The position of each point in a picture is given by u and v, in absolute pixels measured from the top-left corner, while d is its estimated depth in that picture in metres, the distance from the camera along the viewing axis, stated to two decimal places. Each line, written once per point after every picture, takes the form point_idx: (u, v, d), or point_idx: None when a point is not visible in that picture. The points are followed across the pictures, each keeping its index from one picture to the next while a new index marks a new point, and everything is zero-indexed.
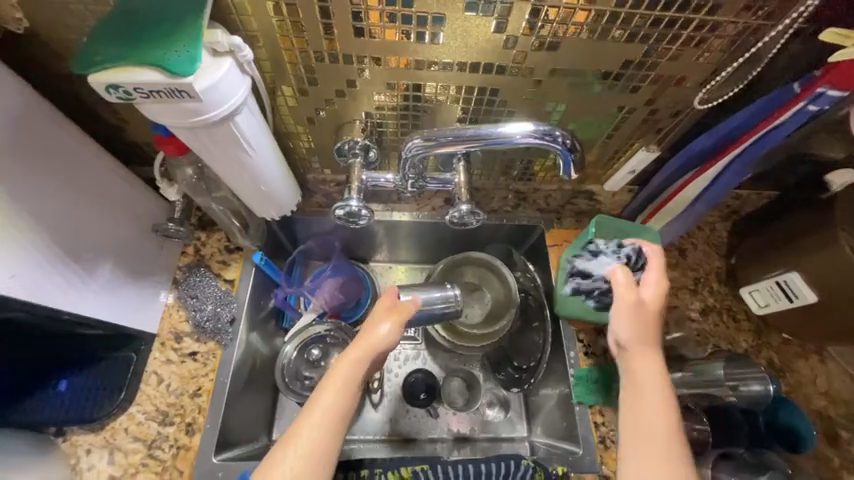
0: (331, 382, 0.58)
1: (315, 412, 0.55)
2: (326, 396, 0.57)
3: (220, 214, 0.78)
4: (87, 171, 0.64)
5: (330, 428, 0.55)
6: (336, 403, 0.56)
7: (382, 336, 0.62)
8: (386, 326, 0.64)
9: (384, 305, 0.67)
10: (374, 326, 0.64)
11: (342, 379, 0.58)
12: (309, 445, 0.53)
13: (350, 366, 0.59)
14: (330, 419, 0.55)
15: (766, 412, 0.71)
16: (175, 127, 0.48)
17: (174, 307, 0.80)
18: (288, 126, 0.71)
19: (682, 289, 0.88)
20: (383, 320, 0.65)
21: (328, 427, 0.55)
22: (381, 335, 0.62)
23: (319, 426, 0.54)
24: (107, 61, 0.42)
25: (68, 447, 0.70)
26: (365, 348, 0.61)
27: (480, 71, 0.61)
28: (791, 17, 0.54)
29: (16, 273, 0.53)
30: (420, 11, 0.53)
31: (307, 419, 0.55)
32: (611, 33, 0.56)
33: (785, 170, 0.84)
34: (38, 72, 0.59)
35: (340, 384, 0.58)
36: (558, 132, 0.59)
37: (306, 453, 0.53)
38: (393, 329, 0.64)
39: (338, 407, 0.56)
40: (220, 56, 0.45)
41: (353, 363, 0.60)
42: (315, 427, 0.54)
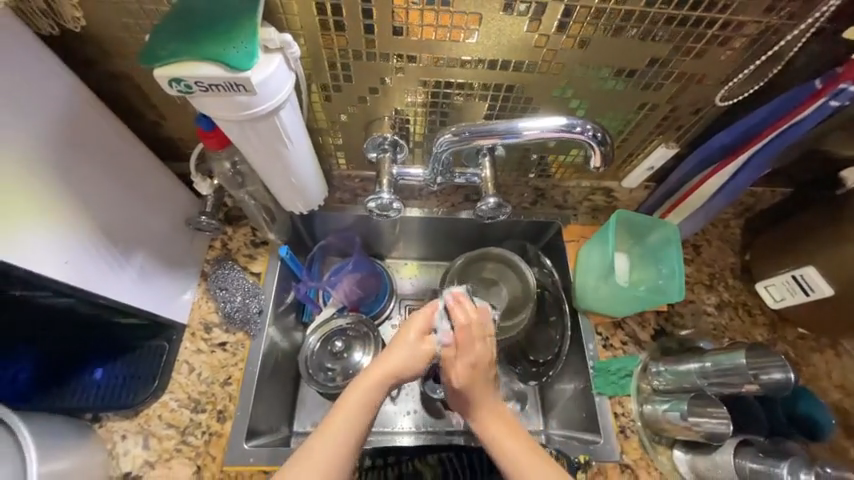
0: (349, 404, 0.56)
1: (331, 435, 0.53)
2: (341, 418, 0.54)
3: (253, 209, 0.81)
4: (126, 163, 0.66)
5: (343, 456, 0.52)
6: (351, 429, 0.54)
7: (402, 358, 0.60)
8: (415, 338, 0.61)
9: (414, 327, 0.63)
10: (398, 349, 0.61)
11: (361, 405, 0.56)
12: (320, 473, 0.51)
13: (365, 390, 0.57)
14: (343, 445, 0.53)
15: (786, 403, 0.75)
16: (227, 119, 0.51)
17: (202, 299, 0.82)
18: (319, 121, 0.73)
19: (697, 284, 0.89)
20: (417, 348, 0.61)
21: (341, 452, 0.52)
22: (400, 359, 0.59)
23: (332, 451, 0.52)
24: (170, 56, 0.45)
25: (105, 432, 0.72)
26: (389, 365, 0.59)
27: (510, 68, 0.63)
28: (814, 17, 0.56)
29: (70, 259, 0.57)
30: (458, 11, 0.55)
31: (321, 444, 0.53)
32: (639, 33, 0.59)
33: (801, 167, 0.86)
34: (92, 69, 0.63)
35: (358, 408, 0.55)
36: (589, 125, 0.61)
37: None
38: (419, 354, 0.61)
39: (354, 432, 0.54)
40: (271, 52, 0.48)
41: (371, 388, 0.57)
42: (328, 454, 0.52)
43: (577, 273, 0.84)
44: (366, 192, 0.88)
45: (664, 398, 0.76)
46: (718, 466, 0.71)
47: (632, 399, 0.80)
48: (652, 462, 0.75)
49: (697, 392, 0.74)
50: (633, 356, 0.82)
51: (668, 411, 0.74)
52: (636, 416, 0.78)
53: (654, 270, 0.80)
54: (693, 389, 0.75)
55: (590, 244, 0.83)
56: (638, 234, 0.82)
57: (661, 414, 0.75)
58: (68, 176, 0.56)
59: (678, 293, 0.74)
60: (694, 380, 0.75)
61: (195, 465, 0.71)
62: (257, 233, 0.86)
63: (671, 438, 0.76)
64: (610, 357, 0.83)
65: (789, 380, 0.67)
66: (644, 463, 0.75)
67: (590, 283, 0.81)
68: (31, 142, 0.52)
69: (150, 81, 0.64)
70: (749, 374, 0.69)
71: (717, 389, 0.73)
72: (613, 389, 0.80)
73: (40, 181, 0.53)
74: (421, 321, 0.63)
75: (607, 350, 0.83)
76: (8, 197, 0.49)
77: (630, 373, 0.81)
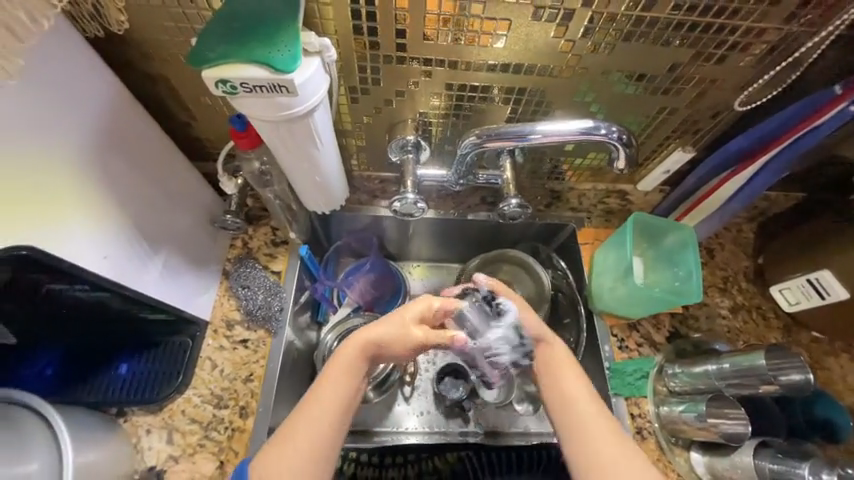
0: (332, 376, 0.57)
1: (316, 406, 0.56)
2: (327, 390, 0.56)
3: (277, 208, 0.82)
4: (157, 160, 0.68)
5: (328, 426, 0.55)
6: (335, 401, 0.56)
7: (386, 333, 0.60)
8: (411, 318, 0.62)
9: (403, 312, 0.62)
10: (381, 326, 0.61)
11: (343, 377, 0.57)
12: (308, 439, 0.54)
13: (348, 360, 0.58)
14: (330, 412, 0.56)
15: (803, 405, 0.76)
16: (268, 120, 0.55)
17: (225, 296, 0.83)
18: (343, 123, 0.75)
19: (711, 287, 0.90)
20: (407, 331, 0.61)
21: (327, 422, 0.55)
22: (385, 333, 0.60)
23: (319, 420, 0.55)
24: (219, 59, 0.49)
25: (130, 427, 0.73)
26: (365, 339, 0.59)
27: (533, 73, 0.65)
28: (835, 24, 0.58)
29: (108, 254, 0.59)
30: (488, 17, 0.58)
31: (304, 417, 0.55)
32: (663, 39, 0.61)
33: (814, 172, 0.87)
34: (132, 71, 0.66)
35: (342, 379, 0.57)
36: (614, 128, 0.63)
37: (306, 445, 0.54)
38: (404, 332, 0.60)
39: (339, 401, 0.56)
40: (310, 55, 0.52)
41: (353, 363, 0.58)
42: (315, 423, 0.55)
43: (592, 275, 0.86)
44: (384, 193, 0.90)
45: (680, 399, 0.77)
46: (737, 466, 0.71)
47: (649, 400, 0.80)
48: (670, 464, 0.76)
49: (714, 393, 0.74)
50: (649, 357, 0.83)
51: (684, 412, 0.75)
52: (654, 417, 0.79)
53: (671, 273, 0.81)
54: (709, 390, 0.76)
55: (606, 247, 0.84)
56: (655, 238, 0.83)
57: (677, 415, 0.76)
58: (108, 174, 0.58)
59: (697, 295, 0.74)
60: (712, 382, 0.76)
61: (218, 460, 0.72)
62: (278, 233, 0.88)
63: (689, 440, 0.77)
64: (626, 359, 0.83)
65: (808, 381, 0.68)
66: (662, 464, 0.76)
67: (606, 284, 0.82)
68: (78, 141, 0.54)
69: (186, 82, 0.67)
70: (768, 375, 0.70)
71: (735, 390, 0.74)
72: (629, 390, 0.80)
73: (84, 179, 0.55)
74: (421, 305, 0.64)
75: (622, 352, 0.83)
76: (56, 194, 0.52)
77: (647, 374, 0.81)
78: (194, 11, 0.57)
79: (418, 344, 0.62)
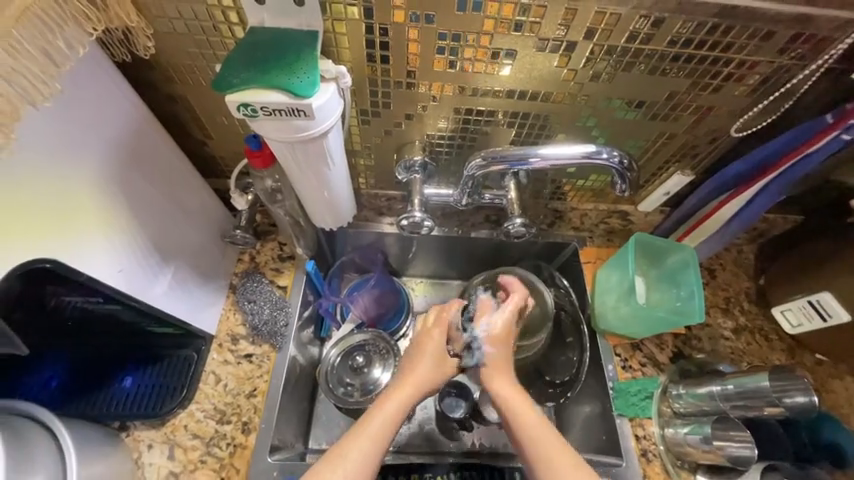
0: (375, 414, 0.60)
1: (361, 435, 0.58)
2: (375, 419, 0.59)
3: (286, 223, 0.84)
4: (175, 180, 0.70)
5: (372, 450, 0.57)
6: (380, 428, 0.59)
7: (426, 369, 0.66)
8: (439, 351, 0.68)
9: (431, 330, 0.70)
10: (413, 358, 0.68)
11: (395, 404, 0.61)
12: (355, 463, 0.55)
13: (399, 393, 0.63)
14: (369, 445, 0.57)
15: (809, 428, 0.76)
16: (281, 141, 0.57)
17: (231, 310, 0.84)
18: (353, 143, 0.78)
19: (713, 307, 0.90)
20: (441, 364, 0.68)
21: (372, 446, 0.57)
22: (425, 372, 0.66)
23: (367, 444, 0.57)
24: (241, 85, 0.51)
25: (131, 441, 0.72)
26: (412, 386, 0.64)
27: (538, 99, 0.68)
28: (824, 59, 0.61)
29: (123, 268, 0.61)
30: (495, 47, 0.61)
31: (352, 443, 0.57)
32: (659, 70, 0.64)
33: (811, 196, 0.89)
34: (155, 94, 0.69)
35: (392, 409, 0.61)
36: (615, 152, 0.65)
37: (355, 468, 0.55)
38: (431, 353, 0.68)
39: (386, 428, 0.59)
40: (327, 81, 0.55)
41: (400, 401, 0.62)
42: (363, 449, 0.56)
43: (595, 294, 0.87)
44: (391, 211, 0.91)
45: (685, 421, 0.76)
46: None
47: (653, 422, 0.79)
48: None
49: (720, 416, 0.74)
50: (653, 378, 0.82)
51: (688, 434, 0.74)
52: (659, 440, 0.78)
53: (673, 293, 0.82)
54: (714, 412, 0.76)
55: (608, 266, 0.86)
56: (656, 258, 0.84)
57: (682, 437, 0.75)
58: (127, 191, 0.61)
59: (699, 315, 0.75)
60: (716, 403, 0.75)
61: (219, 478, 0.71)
62: (285, 248, 0.89)
63: (694, 463, 0.76)
64: (629, 379, 0.82)
65: (812, 403, 0.68)
66: None
67: (609, 304, 0.83)
68: (101, 160, 0.56)
69: (204, 105, 0.70)
70: (773, 397, 0.70)
71: (741, 412, 0.74)
72: (634, 411, 0.79)
73: (106, 197, 0.58)
74: (436, 335, 0.69)
75: (626, 371, 0.83)
76: (79, 209, 0.54)
77: (651, 395, 0.80)
78: (217, 39, 0.61)
79: (442, 360, 0.68)
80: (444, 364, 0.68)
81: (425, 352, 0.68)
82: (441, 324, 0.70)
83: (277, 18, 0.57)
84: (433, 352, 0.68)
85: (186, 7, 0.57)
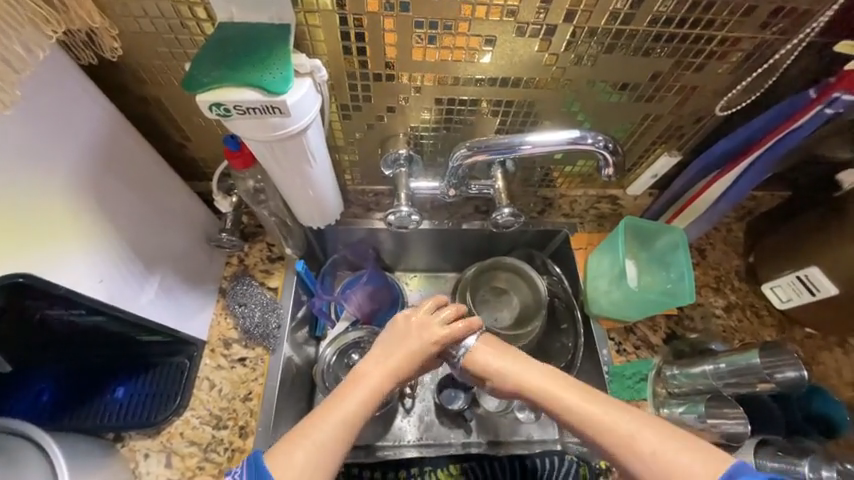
0: (348, 394, 0.61)
1: (332, 414, 0.58)
2: (347, 402, 0.60)
3: (272, 224, 0.83)
4: (154, 184, 0.68)
5: (345, 428, 0.57)
6: (354, 409, 0.59)
7: (404, 354, 0.67)
8: (419, 339, 0.69)
9: (429, 320, 0.70)
10: (397, 343, 0.68)
11: (370, 386, 0.63)
12: (321, 440, 0.55)
13: (374, 376, 0.64)
14: (339, 427, 0.57)
15: (800, 401, 0.77)
16: (259, 140, 0.56)
17: (222, 315, 0.82)
18: (336, 139, 0.76)
19: (704, 287, 0.91)
20: (420, 353, 0.68)
21: (342, 426, 0.57)
22: (405, 356, 0.67)
23: (336, 423, 0.57)
24: (210, 84, 0.50)
25: (128, 452, 0.72)
26: (386, 371, 0.65)
27: (520, 86, 0.67)
28: (805, 32, 0.61)
29: (103, 277, 0.60)
30: (474, 33, 0.59)
31: (319, 424, 0.57)
32: (640, 51, 0.63)
33: (797, 172, 0.89)
34: (127, 96, 0.67)
35: (366, 390, 0.62)
36: (600, 137, 0.65)
37: (318, 447, 0.55)
38: (426, 340, 0.68)
39: (358, 409, 0.60)
40: (302, 76, 0.53)
41: (375, 385, 0.63)
42: (334, 428, 0.57)
43: (588, 279, 0.87)
44: (379, 206, 0.90)
45: (680, 401, 0.78)
46: None
47: (649, 403, 0.80)
48: None
49: (713, 394, 0.75)
50: (647, 359, 0.83)
51: (684, 414, 0.75)
52: None
53: (664, 275, 0.82)
54: (707, 390, 0.77)
55: (600, 250, 0.86)
56: (647, 240, 0.84)
57: (678, 417, 0.76)
58: (102, 198, 0.59)
59: (689, 296, 0.75)
60: (709, 382, 0.76)
61: None
62: (273, 249, 0.88)
63: None
64: (624, 362, 0.83)
65: (803, 377, 0.69)
66: None
67: (601, 288, 0.83)
68: (72, 168, 0.54)
69: (179, 105, 0.68)
70: (764, 374, 0.71)
71: (733, 390, 0.75)
72: (630, 394, 0.80)
73: (80, 205, 0.56)
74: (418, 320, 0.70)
75: (620, 355, 0.83)
76: (53, 219, 0.52)
77: (646, 377, 0.81)
78: (186, 37, 0.59)
79: (422, 349, 0.68)
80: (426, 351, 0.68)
81: (416, 337, 0.69)
82: (451, 332, 0.69)
83: (247, 12, 0.55)
84: (419, 343, 0.68)
85: (151, 5, 0.55)
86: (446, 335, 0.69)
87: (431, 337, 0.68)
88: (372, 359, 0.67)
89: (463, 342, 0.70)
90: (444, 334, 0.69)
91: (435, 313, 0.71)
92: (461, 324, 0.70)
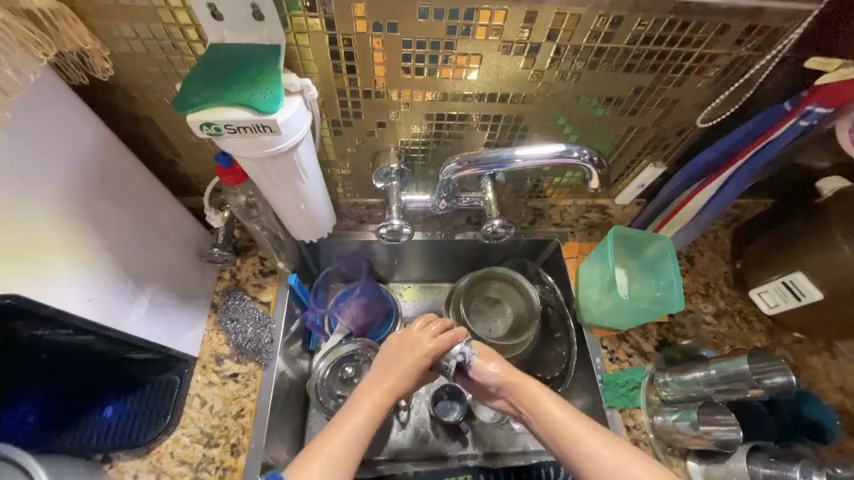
0: (356, 407, 0.63)
1: (345, 426, 0.60)
2: (357, 414, 0.62)
3: (264, 238, 0.83)
4: (148, 203, 0.69)
5: (355, 443, 0.58)
6: (363, 420, 0.61)
7: (405, 367, 0.69)
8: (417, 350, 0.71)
9: (420, 336, 0.73)
10: (395, 357, 0.71)
11: (376, 398, 0.65)
12: (337, 451, 0.57)
13: (380, 389, 0.66)
14: (352, 439, 0.59)
15: (791, 406, 0.78)
16: (250, 157, 0.56)
17: (214, 330, 0.82)
18: (327, 153, 0.77)
19: (693, 294, 0.92)
20: (414, 367, 0.70)
21: (356, 438, 0.59)
22: (407, 370, 0.69)
23: (349, 435, 0.59)
24: (201, 104, 0.51)
25: (116, 473, 0.70)
26: (389, 384, 0.67)
27: (507, 100, 0.69)
28: (778, 49, 0.63)
29: (93, 296, 0.59)
30: (460, 51, 0.61)
31: (333, 437, 0.58)
32: (622, 67, 0.65)
33: (779, 180, 0.91)
34: (118, 114, 0.67)
35: (374, 403, 0.64)
36: (585, 150, 0.66)
37: (333, 459, 0.56)
38: (417, 354, 0.71)
39: (368, 420, 0.62)
40: (292, 95, 0.54)
41: (382, 396, 0.65)
42: (347, 440, 0.58)
43: (580, 288, 0.87)
44: (371, 219, 0.91)
45: (673, 408, 0.78)
46: (732, 473, 0.72)
47: (642, 411, 0.81)
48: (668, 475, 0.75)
49: (706, 400, 0.75)
50: (640, 367, 0.83)
51: (677, 421, 0.75)
52: (648, 429, 0.79)
53: (654, 283, 0.83)
54: (700, 397, 0.77)
55: (590, 260, 0.87)
56: (636, 249, 0.85)
57: (671, 424, 0.76)
58: (94, 217, 0.59)
59: (678, 303, 0.76)
60: (701, 388, 0.77)
61: None
62: (266, 263, 0.87)
63: (684, 449, 0.77)
64: (617, 370, 0.83)
65: (791, 383, 0.70)
66: None
67: (593, 297, 0.84)
68: (62, 189, 0.54)
69: (170, 122, 0.68)
70: (754, 380, 0.72)
71: (725, 396, 0.75)
72: (623, 402, 0.80)
73: (71, 224, 0.56)
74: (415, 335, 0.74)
75: (613, 363, 0.84)
76: (43, 239, 0.52)
77: (638, 385, 0.82)
78: (177, 57, 0.60)
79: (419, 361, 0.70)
80: (421, 366, 0.71)
81: (409, 353, 0.71)
82: (439, 345, 0.72)
83: (237, 33, 0.56)
84: (417, 353, 0.71)
85: (142, 26, 0.56)
86: (435, 348, 0.72)
87: (423, 351, 0.71)
88: (376, 374, 0.69)
89: (453, 352, 0.74)
90: (434, 347, 0.72)
91: (426, 329, 0.75)
92: (448, 338, 0.74)
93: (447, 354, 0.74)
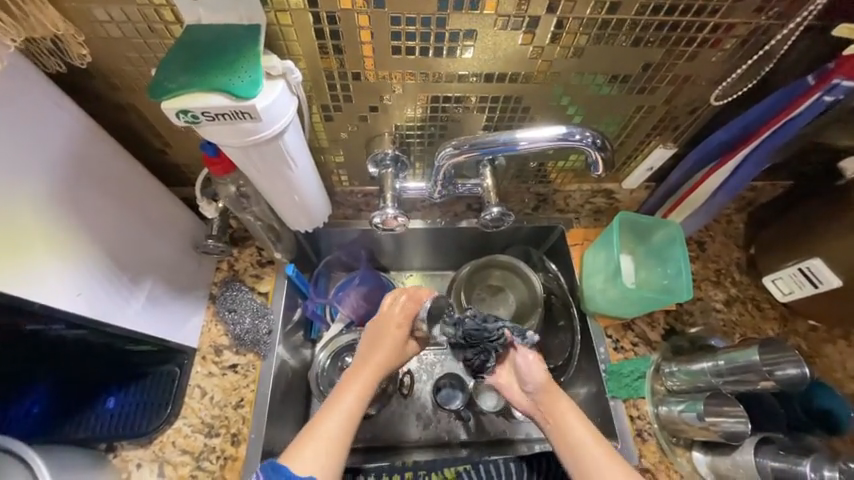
0: (346, 391, 0.64)
1: (336, 412, 0.62)
2: (346, 398, 0.63)
3: (259, 229, 0.80)
4: (135, 193, 0.67)
5: (348, 423, 0.61)
6: (353, 402, 0.63)
7: (385, 349, 0.68)
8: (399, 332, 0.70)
9: (389, 307, 0.71)
10: (374, 335, 0.69)
11: (364, 382, 0.65)
12: (330, 437, 0.59)
13: (365, 372, 0.66)
14: (343, 423, 0.61)
15: (802, 396, 0.75)
16: (235, 146, 0.54)
17: (212, 322, 0.81)
18: (320, 140, 0.74)
19: (703, 280, 0.88)
20: (394, 344, 0.69)
21: (348, 423, 0.61)
22: (385, 353, 0.68)
23: (339, 418, 0.61)
24: (177, 90, 0.48)
25: (120, 462, 0.71)
26: (371, 368, 0.67)
27: (505, 81, 0.65)
28: (802, 16, 0.58)
29: (83, 291, 0.58)
30: (453, 28, 0.57)
31: (328, 421, 0.61)
32: (628, 42, 0.61)
33: (800, 160, 0.86)
34: (102, 103, 0.66)
35: (361, 387, 0.65)
36: (588, 132, 0.62)
37: (325, 443, 0.59)
38: (392, 326, 0.70)
39: (356, 404, 0.63)
40: (273, 78, 0.52)
41: (369, 377, 0.66)
42: (337, 425, 0.61)
43: (583, 277, 0.84)
44: (369, 207, 0.89)
45: (679, 398, 0.75)
46: (739, 465, 0.70)
47: (647, 401, 0.78)
48: (671, 463, 0.74)
49: (712, 391, 0.73)
50: (645, 357, 0.81)
51: (684, 412, 0.73)
52: (653, 418, 0.77)
53: (661, 271, 0.80)
54: (707, 388, 0.75)
55: (595, 247, 0.83)
56: (643, 235, 0.82)
57: (677, 415, 0.74)
58: (78, 210, 0.58)
59: (686, 292, 0.73)
60: (709, 379, 0.75)
61: None
62: (263, 253, 0.86)
63: (690, 439, 0.76)
64: (622, 360, 0.81)
65: (804, 375, 0.66)
66: (665, 466, 0.74)
67: (596, 285, 0.81)
68: (39, 180, 0.53)
69: (156, 110, 0.66)
70: (764, 371, 0.69)
71: (733, 387, 0.73)
72: (627, 392, 0.78)
73: (54, 217, 0.55)
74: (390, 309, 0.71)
75: (618, 353, 0.82)
76: (27, 237, 0.51)
77: (644, 375, 0.79)
78: (156, 40, 0.57)
79: (399, 339, 0.70)
80: (402, 343, 0.70)
81: (386, 328, 0.70)
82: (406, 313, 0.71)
83: (215, 14, 0.53)
84: (395, 329, 0.70)
85: (116, 9, 0.53)
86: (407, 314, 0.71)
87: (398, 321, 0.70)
88: (361, 355, 0.69)
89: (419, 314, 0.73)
90: (405, 315, 0.71)
91: (394, 303, 0.72)
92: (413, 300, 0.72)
93: (416, 318, 0.72)
